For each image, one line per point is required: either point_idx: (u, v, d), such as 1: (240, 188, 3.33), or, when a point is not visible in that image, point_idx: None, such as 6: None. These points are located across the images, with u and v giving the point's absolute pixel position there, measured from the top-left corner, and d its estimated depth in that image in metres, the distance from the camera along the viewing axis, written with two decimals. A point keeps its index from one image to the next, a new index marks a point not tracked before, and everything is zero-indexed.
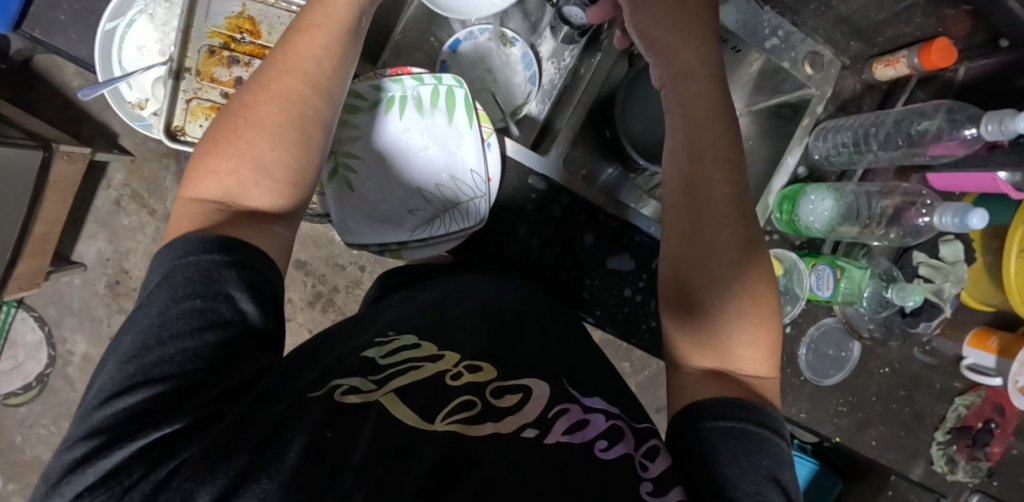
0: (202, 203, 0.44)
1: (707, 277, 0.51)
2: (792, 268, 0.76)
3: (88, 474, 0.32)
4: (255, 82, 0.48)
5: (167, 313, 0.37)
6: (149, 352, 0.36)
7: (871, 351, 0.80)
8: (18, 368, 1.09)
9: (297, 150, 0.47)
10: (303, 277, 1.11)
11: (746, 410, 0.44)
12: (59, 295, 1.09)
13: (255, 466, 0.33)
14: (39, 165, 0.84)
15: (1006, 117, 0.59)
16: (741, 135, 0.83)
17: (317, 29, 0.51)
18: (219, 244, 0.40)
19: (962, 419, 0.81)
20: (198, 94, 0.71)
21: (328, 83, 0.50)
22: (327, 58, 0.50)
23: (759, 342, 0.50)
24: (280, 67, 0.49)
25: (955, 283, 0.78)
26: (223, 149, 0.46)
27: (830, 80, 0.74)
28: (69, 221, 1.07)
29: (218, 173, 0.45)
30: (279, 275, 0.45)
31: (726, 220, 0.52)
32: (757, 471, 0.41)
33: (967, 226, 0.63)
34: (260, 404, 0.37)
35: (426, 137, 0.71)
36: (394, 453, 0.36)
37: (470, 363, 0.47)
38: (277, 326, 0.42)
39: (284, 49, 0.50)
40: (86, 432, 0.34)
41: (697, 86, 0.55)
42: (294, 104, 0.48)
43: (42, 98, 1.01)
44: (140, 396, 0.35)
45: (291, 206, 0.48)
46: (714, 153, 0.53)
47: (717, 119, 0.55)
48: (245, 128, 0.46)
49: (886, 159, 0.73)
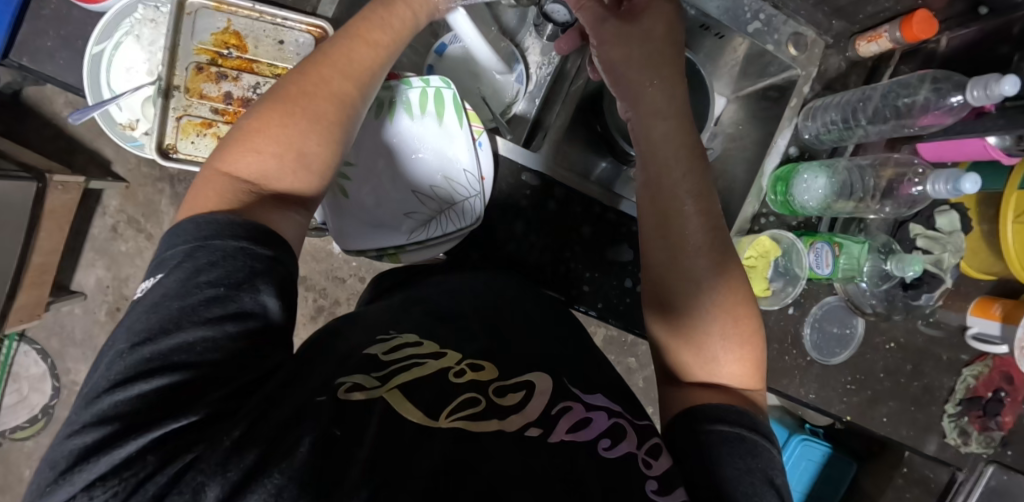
0: (235, 180, 0.44)
1: (686, 286, 0.52)
2: (791, 248, 0.76)
3: (101, 463, 0.32)
4: (307, 74, 0.49)
5: (187, 299, 0.37)
6: (166, 336, 0.36)
7: (875, 327, 0.80)
8: (23, 401, 1.08)
9: (337, 150, 0.49)
10: (304, 292, 1.11)
11: (742, 418, 0.44)
12: (61, 325, 1.08)
13: (268, 460, 0.33)
14: (34, 196, 0.84)
15: (991, 81, 0.59)
16: (731, 121, 0.85)
17: (375, 40, 0.53)
18: (249, 232, 0.40)
19: (971, 390, 0.81)
20: (187, 111, 0.72)
21: (368, 90, 0.52)
22: (377, 69, 0.53)
23: (743, 359, 0.51)
24: (336, 66, 0.50)
25: (955, 252, 0.78)
26: (268, 130, 0.46)
27: (815, 61, 0.74)
28: (66, 251, 1.07)
29: (262, 153, 0.45)
30: (291, 254, 0.43)
31: (701, 225, 0.53)
32: (756, 474, 0.41)
33: (962, 191, 0.64)
34: (275, 398, 0.37)
35: (419, 141, 0.71)
36: (397, 450, 0.36)
37: (472, 361, 0.46)
38: (296, 323, 0.43)
39: (339, 50, 0.51)
40: (99, 418, 0.33)
41: (664, 96, 0.56)
42: (344, 105, 0.49)
43: (33, 128, 1.01)
44: (157, 383, 0.34)
45: (316, 196, 0.49)
46: (683, 169, 0.54)
47: (678, 127, 0.55)
48: (296, 114, 0.47)
49: (875, 133, 0.74)
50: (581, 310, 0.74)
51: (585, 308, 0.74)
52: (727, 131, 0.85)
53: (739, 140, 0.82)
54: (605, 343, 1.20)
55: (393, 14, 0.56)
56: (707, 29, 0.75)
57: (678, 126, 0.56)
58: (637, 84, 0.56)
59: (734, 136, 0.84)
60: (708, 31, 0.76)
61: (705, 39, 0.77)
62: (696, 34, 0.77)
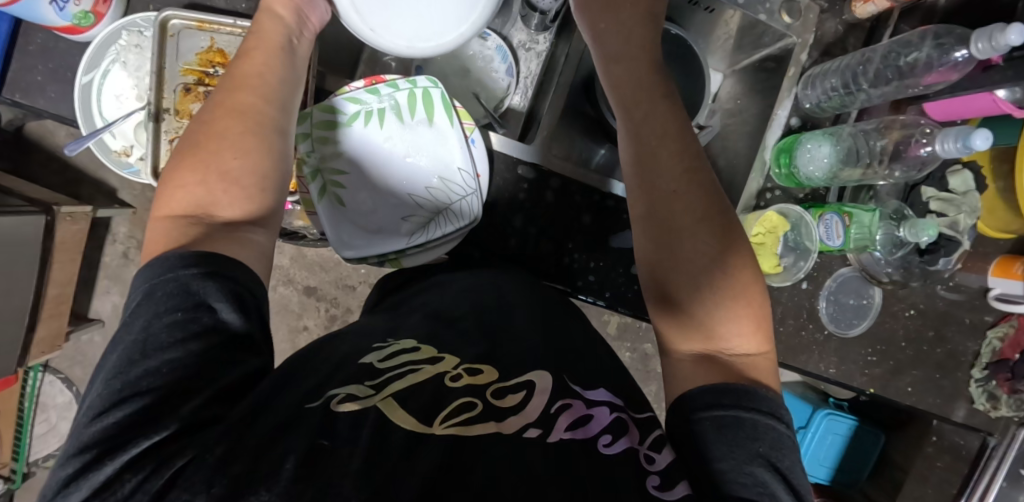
0: (175, 219, 0.44)
1: (680, 266, 0.50)
2: (800, 221, 0.74)
3: (81, 488, 0.31)
4: (211, 104, 0.51)
5: (150, 328, 0.37)
6: (134, 366, 0.36)
7: (893, 295, 0.78)
8: (53, 430, 1.10)
9: (258, 156, 0.49)
10: (316, 303, 1.12)
11: (738, 398, 0.43)
12: (82, 354, 1.10)
13: (252, 479, 0.32)
14: (43, 228, 0.85)
15: (995, 32, 0.57)
16: (730, 96, 0.83)
17: (257, 52, 0.55)
18: (191, 259, 0.40)
19: (998, 353, 0.78)
20: (179, 133, 0.72)
21: (276, 92, 0.53)
22: (272, 72, 0.54)
23: (744, 329, 0.48)
24: (231, 87, 0.52)
25: (970, 213, 0.75)
26: (189, 168, 0.46)
27: (811, 27, 0.72)
28: (81, 280, 1.08)
29: (187, 186, 0.46)
30: (260, 284, 0.44)
31: (681, 186, 0.52)
32: (756, 460, 0.40)
33: (972, 148, 0.61)
34: (259, 408, 0.36)
35: (401, 143, 0.70)
36: (390, 463, 0.34)
37: (470, 365, 0.45)
38: (262, 333, 0.42)
39: (234, 73, 0.53)
40: (78, 448, 0.33)
41: (629, 69, 0.57)
42: (246, 114, 0.50)
43: (38, 163, 1.02)
44: (127, 409, 0.34)
45: (261, 212, 0.48)
46: (661, 138, 0.54)
47: (648, 95, 0.56)
48: (210, 143, 0.48)
49: (879, 96, 0.72)
50: (586, 300, 0.73)
51: (592, 298, 0.73)
52: (725, 107, 0.83)
53: (738, 115, 0.81)
54: (619, 331, 1.19)
55: (270, 26, 0.57)
56: (696, 4, 0.72)
57: (657, 97, 0.56)
58: (608, 49, 0.58)
59: (734, 111, 0.82)
60: (698, 5, 0.73)
61: (695, 14, 0.75)
62: (686, 9, 0.74)
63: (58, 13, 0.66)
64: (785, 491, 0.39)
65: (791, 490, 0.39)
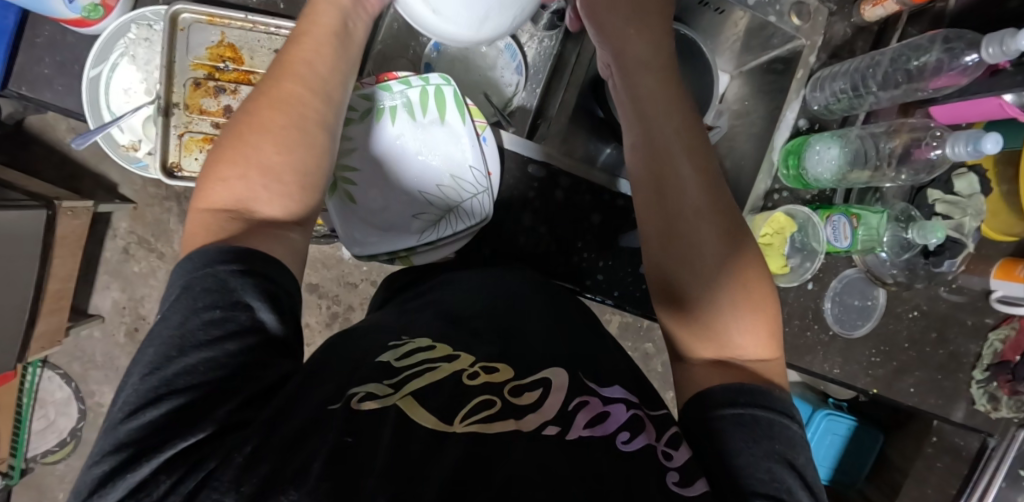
0: (217, 212, 0.44)
1: (698, 267, 0.49)
2: (807, 222, 0.75)
3: (118, 488, 0.32)
4: (258, 91, 0.50)
5: (187, 325, 0.37)
6: (171, 363, 0.35)
7: (896, 296, 0.79)
8: (51, 426, 1.09)
9: (302, 153, 0.48)
10: (317, 300, 1.11)
11: (755, 396, 0.43)
12: (81, 350, 1.10)
13: (278, 479, 0.32)
14: (44, 223, 0.84)
15: (1006, 37, 0.58)
16: (736, 98, 0.84)
17: (308, 37, 0.53)
18: (231, 254, 0.40)
19: (999, 354, 0.79)
20: (189, 128, 0.72)
21: (325, 85, 0.51)
22: (322, 61, 0.52)
23: (757, 331, 0.48)
24: (277, 74, 0.50)
25: (975, 216, 0.77)
26: (229, 157, 0.46)
27: (819, 30, 0.73)
28: (81, 275, 1.07)
29: (226, 179, 0.45)
30: (295, 281, 0.44)
31: (695, 189, 0.51)
32: (773, 457, 0.40)
33: (983, 152, 0.61)
34: (287, 403, 0.37)
35: (417, 143, 0.70)
36: (411, 463, 0.34)
37: (486, 364, 0.45)
38: (296, 334, 0.42)
39: (284, 59, 0.51)
40: (114, 446, 0.33)
41: (650, 59, 0.55)
42: (292, 106, 0.49)
43: (39, 157, 1.02)
44: (163, 408, 0.34)
45: (304, 212, 0.48)
46: (673, 136, 0.52)
47: (665, 89, 0.54)
48: (249, 134, 0.47)
49: (886, 99, 0.73)
50: (595, 299, 0.73)
51: (601, 297, 0.73)
52: (732, 108, 0.84)
53: (745, 116, 0.82)
54: (621, 330, 1.20)
55: (323, 8, 0.54)
56: (705, 5, 0.72)
57: (668, 87, 0.54)
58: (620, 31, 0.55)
59: (740, 112, 0.83)
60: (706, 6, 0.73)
61: (703, 15, 0.74)
62: (693, 10, 0.74)
63: (69, 6, 0.65)
64: (802, 490, 0.39)
65: (807, 489, 0.40)
